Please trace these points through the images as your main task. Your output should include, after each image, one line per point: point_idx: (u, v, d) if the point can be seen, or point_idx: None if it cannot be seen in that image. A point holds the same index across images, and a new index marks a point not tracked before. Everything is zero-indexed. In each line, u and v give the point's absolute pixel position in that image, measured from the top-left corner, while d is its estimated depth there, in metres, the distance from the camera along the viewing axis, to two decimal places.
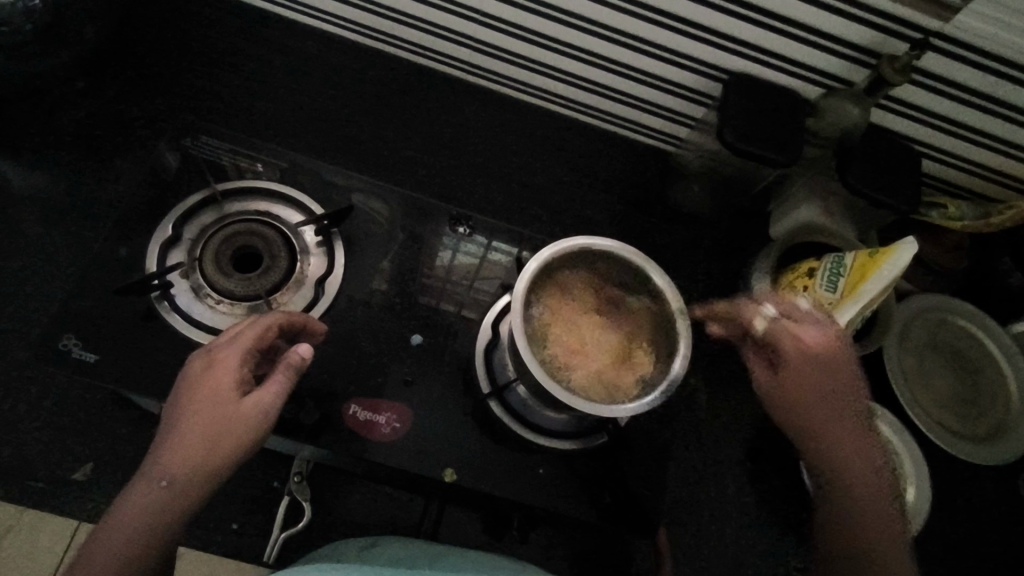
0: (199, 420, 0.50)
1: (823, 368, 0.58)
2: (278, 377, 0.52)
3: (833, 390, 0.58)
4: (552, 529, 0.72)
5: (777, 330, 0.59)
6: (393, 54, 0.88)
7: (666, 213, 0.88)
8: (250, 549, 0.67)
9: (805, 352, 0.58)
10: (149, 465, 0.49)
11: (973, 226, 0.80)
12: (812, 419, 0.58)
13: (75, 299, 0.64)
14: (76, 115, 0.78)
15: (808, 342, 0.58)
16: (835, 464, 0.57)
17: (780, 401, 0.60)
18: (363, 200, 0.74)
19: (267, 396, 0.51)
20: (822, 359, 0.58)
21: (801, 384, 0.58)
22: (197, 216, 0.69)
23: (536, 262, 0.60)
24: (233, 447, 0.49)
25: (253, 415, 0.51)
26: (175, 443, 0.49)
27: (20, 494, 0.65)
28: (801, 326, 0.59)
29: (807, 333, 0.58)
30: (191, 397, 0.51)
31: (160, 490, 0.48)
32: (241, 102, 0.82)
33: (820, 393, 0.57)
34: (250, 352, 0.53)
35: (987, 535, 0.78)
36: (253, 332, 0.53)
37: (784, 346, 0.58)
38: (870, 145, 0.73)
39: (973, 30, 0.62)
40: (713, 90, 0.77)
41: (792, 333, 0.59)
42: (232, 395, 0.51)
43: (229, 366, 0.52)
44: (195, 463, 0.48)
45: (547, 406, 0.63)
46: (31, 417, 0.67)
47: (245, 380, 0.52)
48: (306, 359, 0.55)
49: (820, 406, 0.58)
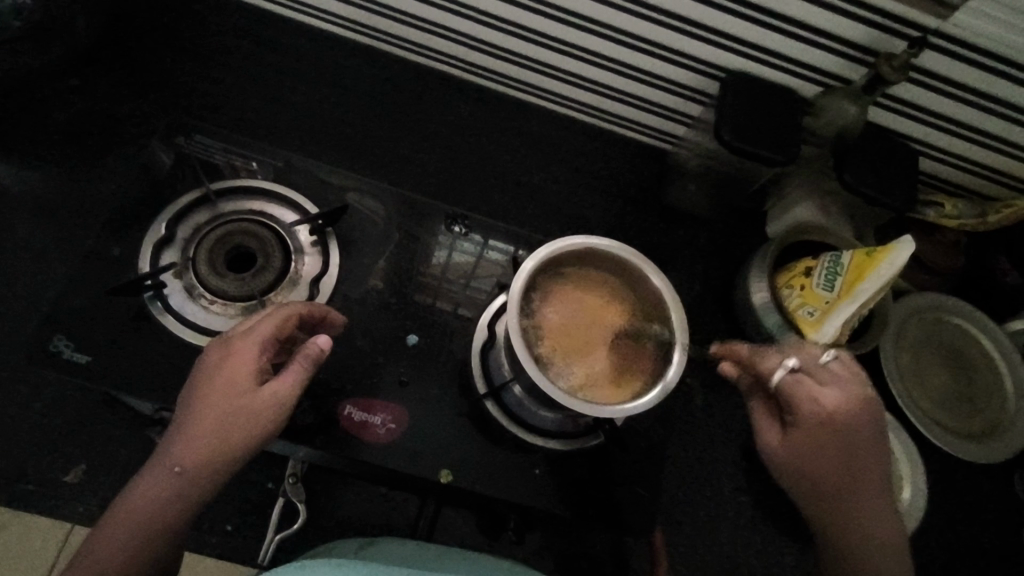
0: (214, 410, 0.49)
1: (843, 436, 0.52)
2: (295, 368, 0.51)
3: (850, 454, 0.52)
4: (548, 529, 0.71)
5: (795, 387, 0.53)
6: (389, 52, 0.87)
7: (662, 212, 0.88)
8: (245, 550, 0.67)
9: (824, 417, 0.52)
10: (163, 451, 0.49)
11: (971, 224, 0.80)
12: (825, 484, 0.53)
13: (68, 299, 0.63)
14: (69, 112, 0.78)
15: (831, 407, 0.52)
16: (847, 529, 0.53)
17: (791, 461, 0.54)
18: (358, 199, 0.73)
19: (283, 387, 0.50)
20: (843, 426, 0.52)
21: (819, 449, 0.52)
22: (190, 215, 0.68)
23: (534, 261, 0.58)
24: (247, 437, 0.49)
25: (269, 406, 0.50)
26: (187, 432, 0.48)
27: (13, 495, 0.65)
28: (821, 388, 0.52)
29: (829, 396, 0.52)
30: (209, 384, 0.50)
31: (172, 477, 0.47)
32: (235, 100, 0.82)
33: (839, 460, 0.52)
34: (269, 341, 0.51)
35: (982, 534, 0.78)
36: (273, 320, 0.52)
37: (801, 407, 0.52)
38: (867, 143, 0.73)
39: (972, 28, 0.62)
40: (710, 88, 0.77)
41: (811, 395, 0.52)
42: (248, 385, 0.50)
43: (247, 355, 0.50)
44: (209, 452, 0.48)
45: (543, 405, 0.63)
46: (23, 417, 0.67)
47: (263, 369, 0.51)
48: (326, 350, 0.53)
49: (836, 474, 0.53)
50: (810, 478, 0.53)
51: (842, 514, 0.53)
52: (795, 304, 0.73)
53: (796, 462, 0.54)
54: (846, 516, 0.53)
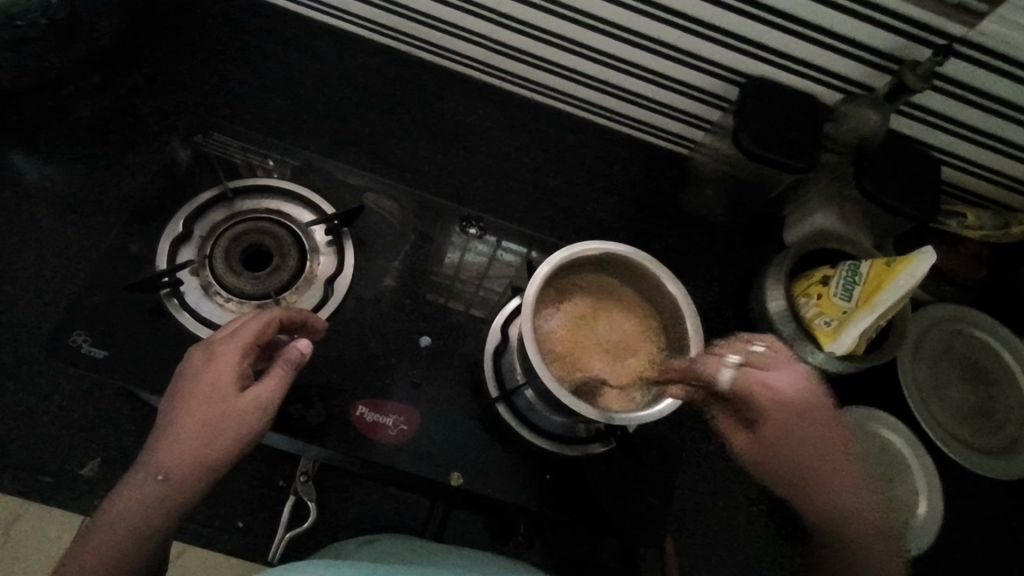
0: (198, 414, 0.49)
1: (800, 414, 0.53)
2: (277, 373, 0.52)
3: (821, 431, 0.53)
4: (558, 534, 0.71)
5: (748, 379, 0.54)
6: (406, 53, 0.87)
7: (678, 217, 0.87)
8: (256, 547, 0.67)
9: (780, 402, 0.53)
10: (145, 459, 0.49)
11: (993, 236, 0.79)
12: (801, 471, 0.52)
13: (86, 295, 0.64)
14: (90, 108, 0.79)
15: (781, 390, 0.53)
16: (832, 499, 0.51)
17: (763, 458, 0.53)
18: (374, 199, 0.73)
19: (266, 392, 0.51)
20: (801, 406, 0.53)
21: (787, 436, 0.52)
22: (207, 214, 0.68)
23: (548, 266, 0.57)
24: (230, 442, 0.49)
25: (252, 411, 0.50)
26: (171, 438, 0.49)
27: (27, 488, 0.65)
28: (769, 373, 0.54)
29: (778, 379, 0.53)
30: (189, 390, 0.50)
31: (155, 484, 0.47)
32: (254, 98, 0.82)
33: (809, 442, 0.52)
34: (249, 346, 0.52)
35: (998, 549, 0.77)
36: (253, 326, 0.52)
37: (760, 396, 0.53)
38: (889, 151, 0.72)
39: (1000, 37, 0.61)
40: (729, 94, 0.76)
41: (764, 383, 0.53)
42: (230, 389, 0.50)
43: (229, 360, 0.51)
44: (192, 459, 0.48)
45: (555, 411, 0.62)
46: (42, 409, 0.67)
47: (244, 375, 0.51)
48: (304, 355, 0.54)
49: (810, 455, 0.52)
50: (785, 465, 0.53)
51: (821, 495, 0.52)
52: (811, 314, 0.72)
53: (773, 459, 0.53)
54: (827, 492, 0.52)
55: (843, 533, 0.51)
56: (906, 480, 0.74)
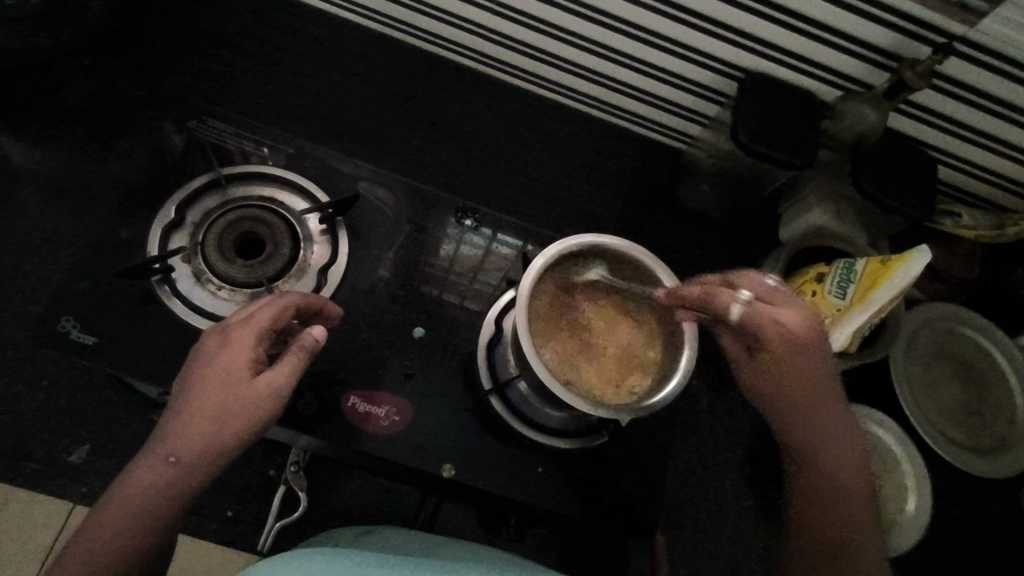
0: (209, 399, 0.48)
1: (801, 354, 0.53)
2: (290, 360, 0.51)
3: (813, 375, 0.54)
4: (548, 527, 0.71)
5: (756, 317, 0.52)
6: (403, 41, 0.86)
7: (673, 212, 0.87)
8: (245, 536, 0.67)
9: (787, 340, 0.52)
10: (155, 443, 0.48)
11: (987, 236, 0.78)
12: (789, 406, 0.55)
13: (75, 281, 0.63)
14: (82, 90, 0.78)
15: (790, 327, 0.52)
16: (808, 453, 0.56)
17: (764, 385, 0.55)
18: (369, 188, 0.73)
19: (277, 378, 0.50)
20: (805, 347, 0.52)
21: (783, 373, 0.53)
22: (200, 201, 0.68)
23: (543, 259, 0.58)
24: (241, 428, 0.48)
25: (264, 397, 0.49)
26: (182, 423, 0.48)
27: (15, 474, 0.65)
28: (779, 311, 0.52)
29: (788, 318, 0.52)
30: (203, 373, 0.49)
31: (166, 466, 0.47)
32: (246, 85, 0.81)
33: (802, 388, 0.54)
34: (265, 332, 0.51)
35: (985, 546, 0.77)
36: (270, 311, 0.51)
37: (766, 334, 0.52)
38: (887, 149, 0.72)
39: (1001, 36, 0.60)
40: (727, 88, 0.76)
41: (770, 319, 0.52)
42: (244, 374, 0.49)
43: (242, 346, 0.50)
44: (202, 443, 0.48)
45: (549, 404, 0.62)
46: (30, 396, 0.67)
47: (258, 360, 0.51)
48: (320, 342, 0.52)
49: (800, 396, 0.55)
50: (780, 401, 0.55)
51: (807, 451, 0.56)
52: None
53: (770, 386, 0.55)
54: (809, 440, 0.56)
55: (816, 478, 0.56)
56: (895, 478, 0.74)
